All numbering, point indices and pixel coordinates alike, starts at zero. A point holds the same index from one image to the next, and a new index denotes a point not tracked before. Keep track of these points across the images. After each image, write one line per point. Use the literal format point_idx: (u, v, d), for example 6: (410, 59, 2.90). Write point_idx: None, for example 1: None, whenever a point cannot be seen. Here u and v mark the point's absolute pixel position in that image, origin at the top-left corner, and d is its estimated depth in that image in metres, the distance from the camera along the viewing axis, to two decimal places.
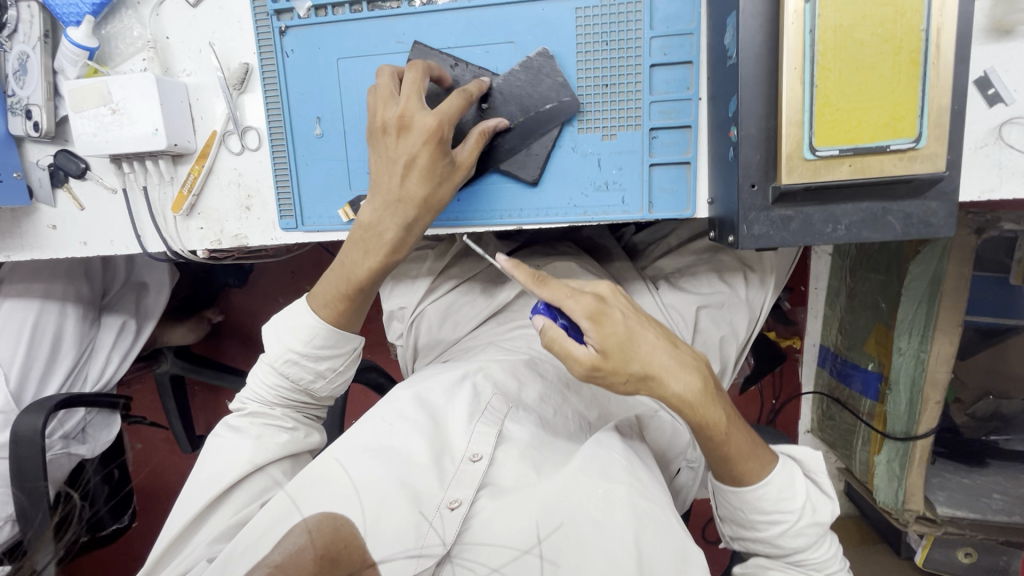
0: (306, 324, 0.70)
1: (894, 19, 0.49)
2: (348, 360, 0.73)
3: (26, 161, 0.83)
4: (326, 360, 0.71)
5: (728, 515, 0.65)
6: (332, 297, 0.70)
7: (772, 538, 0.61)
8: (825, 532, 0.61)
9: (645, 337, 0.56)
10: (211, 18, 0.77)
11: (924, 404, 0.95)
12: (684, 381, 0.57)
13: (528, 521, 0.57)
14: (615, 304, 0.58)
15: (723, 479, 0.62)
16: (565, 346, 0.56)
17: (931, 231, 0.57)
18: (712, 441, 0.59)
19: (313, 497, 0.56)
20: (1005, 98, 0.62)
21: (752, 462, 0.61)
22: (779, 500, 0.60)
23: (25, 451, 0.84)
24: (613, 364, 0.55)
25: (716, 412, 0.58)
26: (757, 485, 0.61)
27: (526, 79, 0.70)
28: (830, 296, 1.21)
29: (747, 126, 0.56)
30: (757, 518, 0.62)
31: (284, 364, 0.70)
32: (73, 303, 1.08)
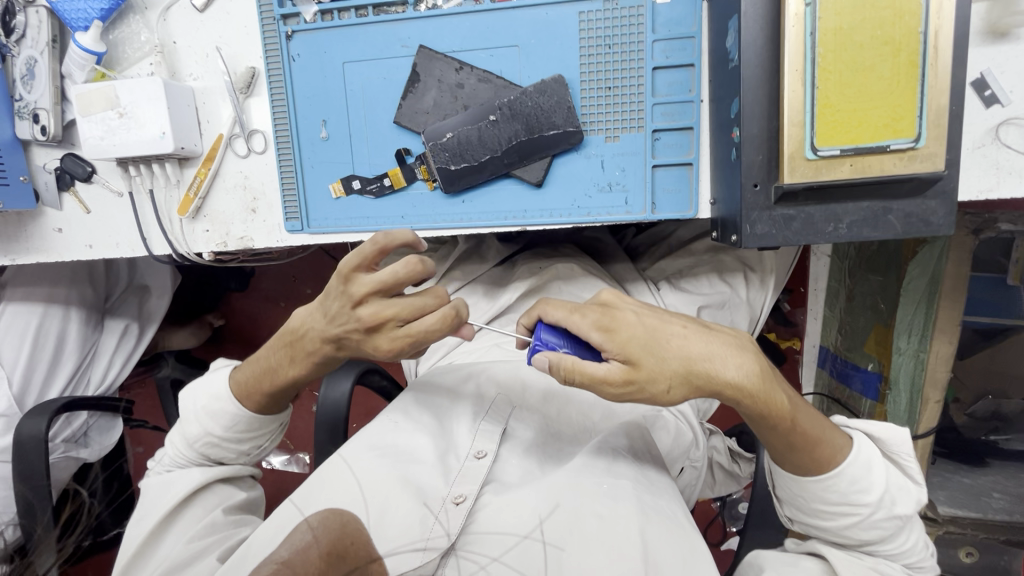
0: (227, 411, 0.67)
1: (893, 22, 0.50)
2: (273, 435, 0.72)
3: (33, 165, 0.84)
4: (249, 440, 0.70)
5: (788, 499, 0.63)
6: (252, 391, 0.67)
7: (838, 529, 0.60)
8: (902, 524, 0.59)
9: (670, 330, 0.53)
10: (218, 23, 0.78)
11: (924, 403, 0.96)
12: (734, 364, 0.52)
13: (533, 510, 0.57)
14: (626, 305, 0.56)
15: (792, 467, 0.60)
16: (581, 369, 0.52)
17: (931, 230, 0.57)
18: (777, 429, 0.56)
19: (314, 499, 0.55)
20: (1002, 99, 0.63)
21: (822, 443, 0.58)
22: (849, 492, 0.58)
23: (31, 456, 0.84)
24: (646, 371, 0.52)
25: (777, 394, 0.54)
26: (826, 472, 0.58)
27: (540, 95, 0.70)
28: (830, 297, 1.22)
29: (749, 126, 0.57)
30: (822, 507, 0.60)
31: (203, 445, 0.67)
32: (77, 307, 1.08)
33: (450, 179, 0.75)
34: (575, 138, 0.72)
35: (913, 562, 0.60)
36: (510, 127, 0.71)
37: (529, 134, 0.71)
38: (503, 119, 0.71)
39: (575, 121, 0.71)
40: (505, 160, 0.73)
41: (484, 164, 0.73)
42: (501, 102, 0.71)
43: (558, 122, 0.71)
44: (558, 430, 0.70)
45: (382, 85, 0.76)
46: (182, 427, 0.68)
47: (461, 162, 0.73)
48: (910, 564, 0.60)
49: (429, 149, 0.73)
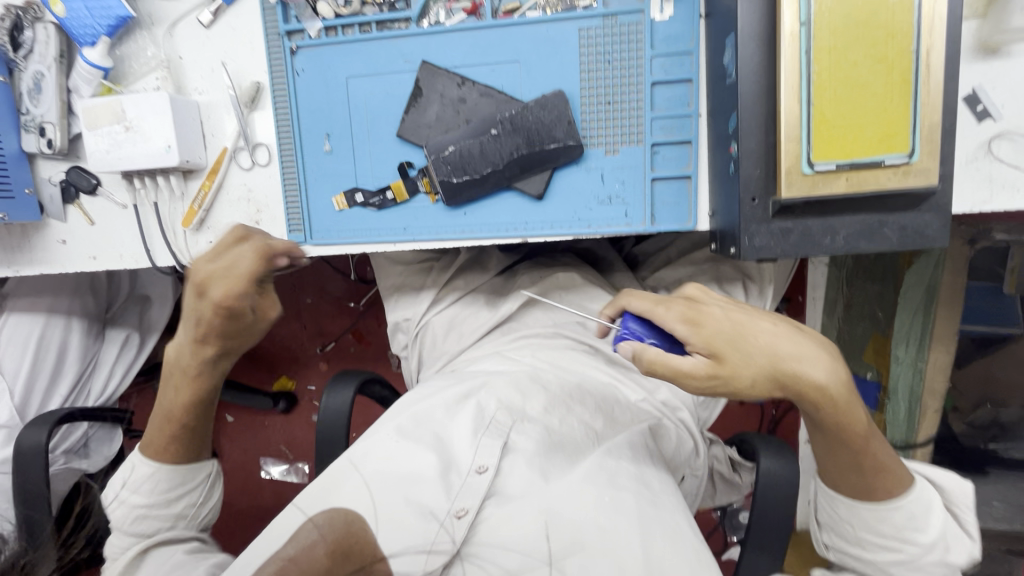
0: (143, 475, 0.63)
1: (885, 41, 0.51)
2: (206, 487, 0.67)
3: (38, 177, 0.85)
4: (180, 499, 0.64)
5: (828, 522, 0.63)
6: (159, 441, 0.64)
7: (878, 561, 0.59)
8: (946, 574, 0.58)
9: (757, 330, 0.55)
10: (223, 39, 0.79)
11: (924, 413, 1.00)
12: (825, 367, 0.53)
13: (537, 533, 0.58)
14: (712, 302, 0.59)
15: (844, 488, 0.60)
16: (668, 362, 0.55)
17: (926, 242, 0.58)
18: (850, 444, 0.56)
19: (337, 498, 0.59)
20: (993, 114, 0.64)
21: (889, 473, 0.58)
22: (903, 528, 0.58)
23: (29, 466, 0.84)
24: (730, 366, 0.54)
25: (855, 411, 0.55)
26: (887, 499, 0.58)
27: (541, 110, 0.71)
28: (826, 306, 1.15)
29: (747, 141, 0.58)
30: (867, 536, 0.59)
31: (136, 523, 0.63)
32: (79, 317, 1.08)
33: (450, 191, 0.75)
34: (574, 153, 0.73)
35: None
36: (513, 141, 0.72)
37: (530, 148, 0.72)
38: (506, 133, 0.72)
39: (575, 135, 0.72)
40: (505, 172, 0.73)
41: (484, 176, 0.73)
42: (502, 116, 0.72)
43: (559, 137, 0.72)
44: (560, 442, 0.68)
45: (385, 99, 0.77)
46: (109, 517, 0.63)
47: (463, 174, 0.74)
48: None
49: (431, 161, 0.74)
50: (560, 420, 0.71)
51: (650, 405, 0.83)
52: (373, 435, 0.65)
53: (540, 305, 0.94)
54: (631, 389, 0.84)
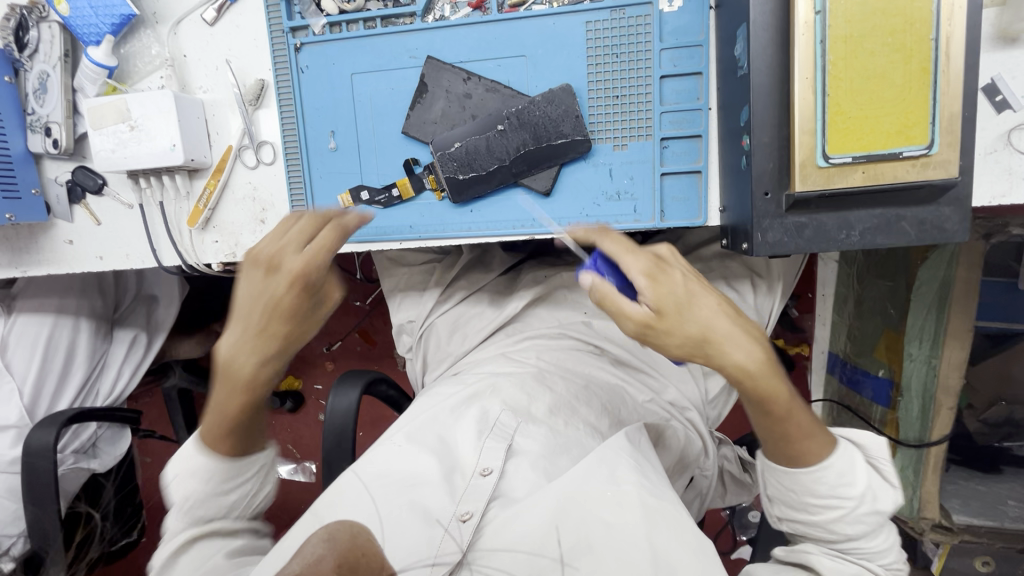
0: (191, 470, 0.53)
1: (904, 29, 0.49)
2: (257, 480, 0.56)
3: (45, 178, 0.85)
4: (234, 491, 0.55)
5: (778, 496, 0.62)
6: (215, 431, 0.54)
7: (825, 523, 0.58)
8: (884, 522, 0.58)
9: (704, 301, 0.56)
10: (228, 36, 0.79)
11: (937, 410, 0.95)
12: (745, 350, 0.55)
13: (544, 525, 0.57)
14: (674, 264, 0.59)
15: (777, 460, 0.60)
16: (618, 303, 0.57)
17: (945, 236, 0.57)
18: (769, 417, 0.57)
19: (339, 504, 0.58)
20: (1013, 104, 0.62)
21: (812, 439, 0.58)
22: (837, 485, 0.56)
23: (37, 465, 0.84)
24: (667, 325, 0.55)
25: (777, 386, 0.56)
26: (815, 468, 0.57)
27: (549, 105, 0.71)
28: (837, 302, 1.22)
29: (760, 134, 0.56)
30: (810, 501, 0.58)
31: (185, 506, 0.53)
32: (87, 318, 1.08)
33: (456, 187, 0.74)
34: (583, 147, 0.72)
35: (888, 563, 0.58)
36: (521, 137, 0.72)
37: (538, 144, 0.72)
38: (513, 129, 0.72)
39: (583, 130, 0.71)
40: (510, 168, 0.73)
41: (490, 172, 0.73)
42: (508, 112, 0.71)
43: (567, 134, 0.71)
44: (565, 442, 0.68)
45: (390, 95, 0.77)
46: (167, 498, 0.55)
47: (468, 172, 0.74)
48: (887, 566, 0.58)
49: (437, 158, 0.74)
50: (565, 422, 0.70)
51: (658, 406, 0.84)
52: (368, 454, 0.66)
53: (547, 303, 0.94)
54: (638, 389, 0.84)
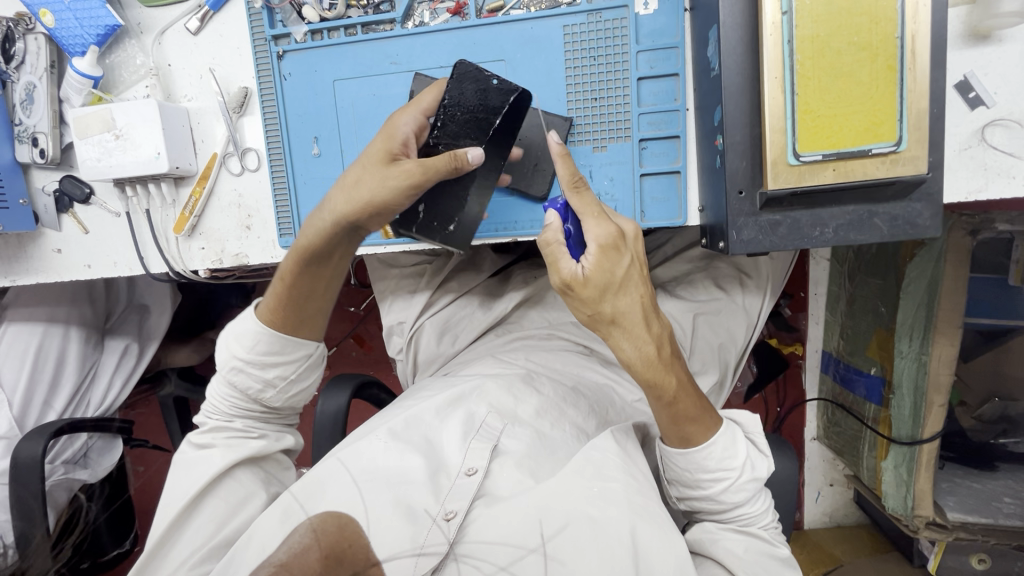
0: (250, 332, 0.69)
1: (869, 28, 0.50)
2: (300, 365, 0.72)
3: (32, 187, 0.85)
4: (275, 368, 0.70)
5: (675, 478, 0.66)
6: (270, 297, 0.71)
7: (714, 495, 0.63)
8: (761, 487, 0.63)
9: (633, 291, 0.57)
10: (211, 45, 0.79)
11: (928, 408, 0.94)
12: (636, 345, 0.57)
13: (528, 528, 0.58)
14: (632, 246, 0.59)
15: (671, 441, 0.63)
16: (557, 254, 0.57)
17: (918, 232, 0.57)
18: (659, 401, 0.60)
19: (319, 500, 0.60)
20: (986, 100, 0.63)
21: (698, 423, 0.61)
22: (722, 459, 0.61)
23: (25, 477, 0.85)
24: (586, 294, 0.57)
25: (666, 376, 0.58)
26: (701, 445, 0.61)
27: (457, 90, 0.68)
28: (830, 301, 1.22)
29: (732, 133, 0.57)
30: (702, 476, 0.62)
31: (231, 372, 0.69)
32: (77, 327, 1.09)
33: (450, 236, 0.74)
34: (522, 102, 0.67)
35: (766, 524, 0.64)
36: (456, 135, 0.69)
37: (486, 141, 0.68)
38: (444, 127, 0.69)
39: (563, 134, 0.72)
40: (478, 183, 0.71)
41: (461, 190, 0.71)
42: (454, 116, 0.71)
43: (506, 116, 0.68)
44: (551, 443, 0.67)
45: (372, 101, 0.77)
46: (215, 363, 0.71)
47: (440, 195, 0.72)
48: (767, 526, 0.64)
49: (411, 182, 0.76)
50: (552, 423, 0.70)
51: (647, 405, 0.83)
52: (359, 442, 0.65)
53: (536, 307, 0.96)
54: (627, 389, 0.84)
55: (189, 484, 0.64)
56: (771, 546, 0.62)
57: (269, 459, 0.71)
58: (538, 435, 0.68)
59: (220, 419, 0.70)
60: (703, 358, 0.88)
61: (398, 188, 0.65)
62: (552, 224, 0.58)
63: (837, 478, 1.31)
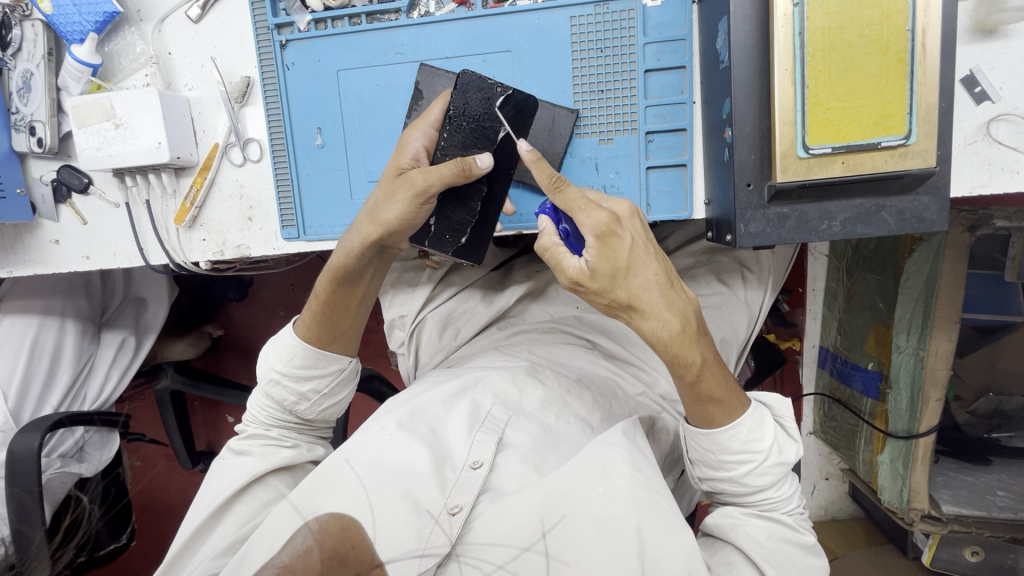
0: (288, 345, 0.72)
1: (881, 20, 0.50)
2: (333, 380, 0.74)
3: (30, 177, 0.84)
4: (309, 381, 0.73)
5: (698, 458, 0.66)
6: (307, 315, 0.73)
7: (739, 477, 0.63)
8: (786, 472, 0.64)
9: (643, 270, 0.57)
10: (212, 34, 0.78)
11: (924, 403, 0.95)
12: (661, 325, 0.57)
13: (531, 517, 0.58)
14: (629, 228, 0.58)
15: (694, 421, 0.64)
16: (558, 256, 0.59)
17: (925, 225, 0.58)
18: (683, 380, 0.60)
19: (326, 498, 0.59)
20: (992, 96, 0.63)
21: (719, 404, 0.62)
22: (748, 441, 0.62)
23: (20, 470, 0.84)
24: (597, 286, 0.58)
25: (691, 353, 0.59)
26: (727, 426, 0.62)
27: (462, 99, 0.67)
28: (828, 296, 1.23)
29: (741, 126, 0.57)
30: (726, 458, 0.63)
31: (270, 384, 0.73)
32: (73, 319, 1.07)
33: (463, 248, 0.73)
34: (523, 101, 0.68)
35: (790, 510, 0.65)
36: (463, 145, 0.69)
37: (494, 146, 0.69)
38: (451, 138, 0.69)
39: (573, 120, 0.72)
40: (489, 193, 0.71)
41: (472, 202, 0.71)
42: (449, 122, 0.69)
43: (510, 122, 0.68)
44: (556, 436, 0.68)
45: (377, 91, 0.77)
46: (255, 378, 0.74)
47: (451, 205, 0.71)
48: (790, 512, 0.65)
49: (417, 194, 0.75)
50: (556, 417, 0.70)
51: (649, 399, 0.84)
52: (370, 431, 0.65)
53: (538, 301, 0.96)
54: (631, 381, 0.85)
55: (218, 491, 0.65)
56: (797, 532, 0.62)
57: (298, 469, 0.71)
58: (542, 429, 0.68)
59: (256, 429, 0.73)
60: None
61: (406, 200, 0.65)
62: (545, 230, 0.60)
63: (832, 471, 1.31)
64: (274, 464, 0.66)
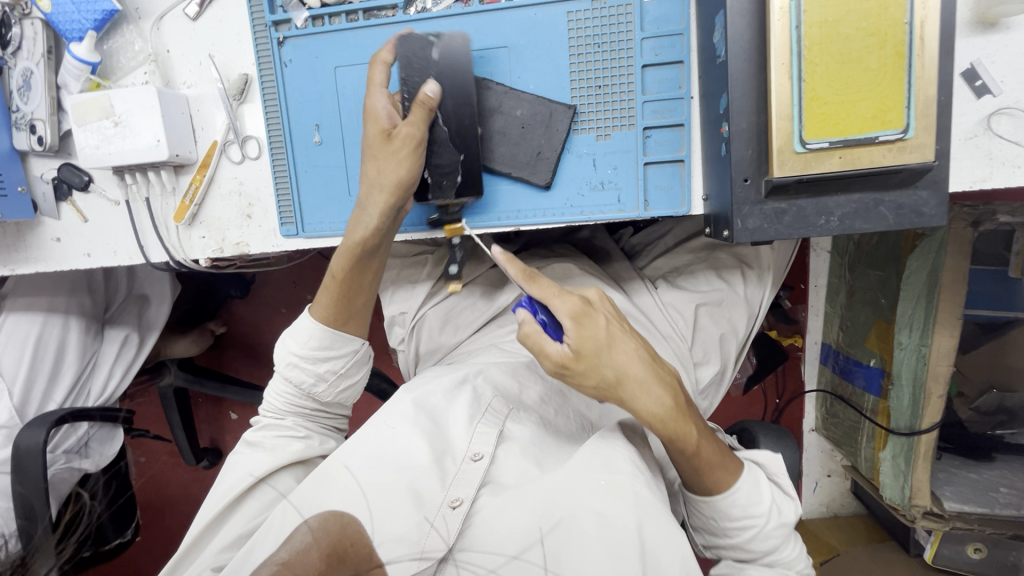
0: (305, 329, 0.72)
1: (878, 13, 0.50)
2: (348, 361, 0.74)
3: (31, 175, 0.84)
4: (326, 362, 0.73)
5: (703, 524, 0.67)
6: (325, 298, 0.73)
7: (742, 542, 0.64)
8: (790, 532, 0.64)
9: (623, 347, 0.58)
10: (211, 31, 0.79)
11: (927, 399, 0.94)
12: (652, 397, 0.58)
13: (529, 521, 0.57)
14: (601, 309, 0.61)
15: (697, 489, 0.64)
16: (540, 342, 0.57)
17: (923, 221, 0.57)
18: (683, 453, 0.60)
19: (323, 501, 0.56)
20: (993, 89, 0.63)
21: (719, 471, 0.63)
22: (748, 506, 0.63)
23: (26, 466, 0.84)
24: (583, 367, 0.58)
25: (687, 427, 0.59)
26: (727, 493, 0.63)
27: (409, 63, 0.68)
28: (830, 293, 1.23)
29: (738, 120, 0.57)
30: (728, 524, 0.64)
31: (288, 367, 0.73)
32: (77, 316, 1.08)
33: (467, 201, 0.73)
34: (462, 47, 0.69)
35: (800, 570, 0.65)
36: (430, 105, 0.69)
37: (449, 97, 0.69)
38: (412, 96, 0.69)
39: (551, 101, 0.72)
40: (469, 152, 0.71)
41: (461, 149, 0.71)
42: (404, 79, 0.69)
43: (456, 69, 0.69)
44: (555, 434, 0.69)
45: None
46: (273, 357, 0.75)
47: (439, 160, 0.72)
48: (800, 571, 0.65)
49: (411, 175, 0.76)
50: (555, 411, 0.73)
51: None
52: (364, 433, 0.65)
53: None
54: None
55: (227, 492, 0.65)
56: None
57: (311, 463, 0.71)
58: (540, 427, 0.69)
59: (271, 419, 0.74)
60: (704, 348, 0.89)
61: (408, 155, 0.68)
62: (523, 318, 0.58)
63: (834, 468, 1.31)
64: (278, 465, 0.67)
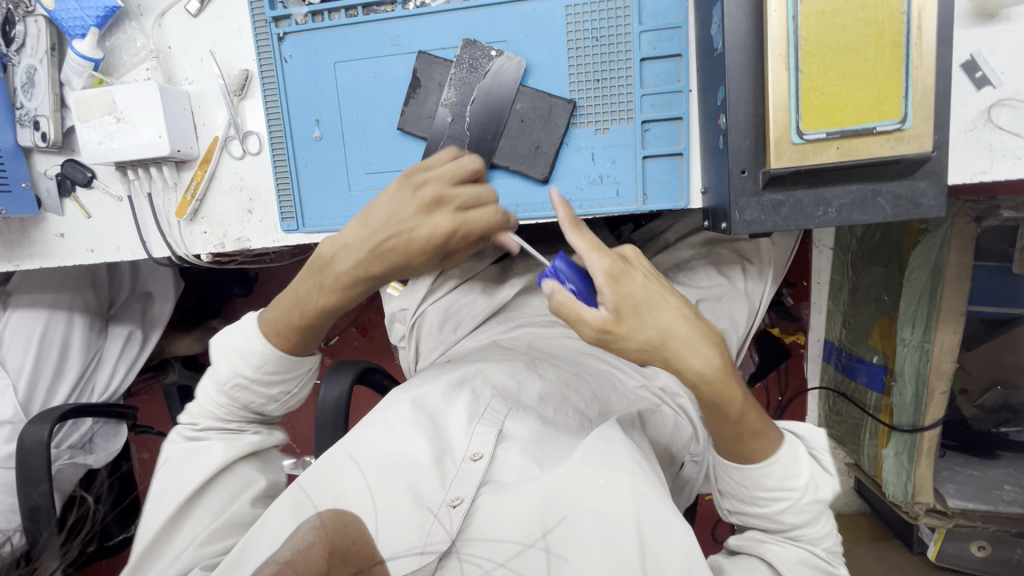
0: (254, 351, 0.65)
1: (875, 3, 0.50)
2: (302, 380, 0.70)
3: (35, 172, 0.85)
4: (278, 385, 0.67)
5: (730, 491, 0.66)
6: (283, 327, 0.64)
7: (771, 513, 0.63)
8: (823, 509, 0.63)
9: (664, 306, 0.56)
10: (212, 27, 0.79)
11: (929, 395, 0.93)
12: (702, 356, 0.55)
13: (532, 513, 0.58)
14: (638, 267, 0.59)
15: (731, 457, 0.63)
16: (576, 310, 0.57)
17: (922, 211, 0.57)
18: (727, 419, 0.58)
19: (326, 494, 0.59)
20: (993, 80, 0.62)
21: (763, 437, 0.61)
22: (784, 478, 0.61)
23: (30, 460, 0.85)
24: (626, 328, 0.56)
25: (733, 391, 0.57)
26: (764, 463, 0.62)
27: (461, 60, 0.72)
28: (833, 290, 1.22)
29: (735, 112, 0.57)
30: (759, 494, 0.63)
31: (232, 387, 0.65)
32: (81, 313, 1.09)
33: None
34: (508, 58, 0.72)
35: (829, 547, 0.64)
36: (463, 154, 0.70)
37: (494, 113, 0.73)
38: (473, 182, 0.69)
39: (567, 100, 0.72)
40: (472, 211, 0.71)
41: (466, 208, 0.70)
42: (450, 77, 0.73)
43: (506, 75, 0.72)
44: (554, 430, 0.69)
45: (373, 84, 0.77)
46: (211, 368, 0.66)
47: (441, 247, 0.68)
48: (828, 549, 0.64)
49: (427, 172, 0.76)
50: (555, 409, 0.72)
51: (649, 391, 0.84)
52: (359, 431, 0.65)
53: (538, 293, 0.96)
54: (629, 374, 0.86)
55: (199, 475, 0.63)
56: (828, 564, 0.60)
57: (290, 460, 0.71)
58: (541, 423, 0.69)
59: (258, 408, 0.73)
60: None
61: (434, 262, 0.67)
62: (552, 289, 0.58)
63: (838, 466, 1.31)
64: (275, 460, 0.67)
